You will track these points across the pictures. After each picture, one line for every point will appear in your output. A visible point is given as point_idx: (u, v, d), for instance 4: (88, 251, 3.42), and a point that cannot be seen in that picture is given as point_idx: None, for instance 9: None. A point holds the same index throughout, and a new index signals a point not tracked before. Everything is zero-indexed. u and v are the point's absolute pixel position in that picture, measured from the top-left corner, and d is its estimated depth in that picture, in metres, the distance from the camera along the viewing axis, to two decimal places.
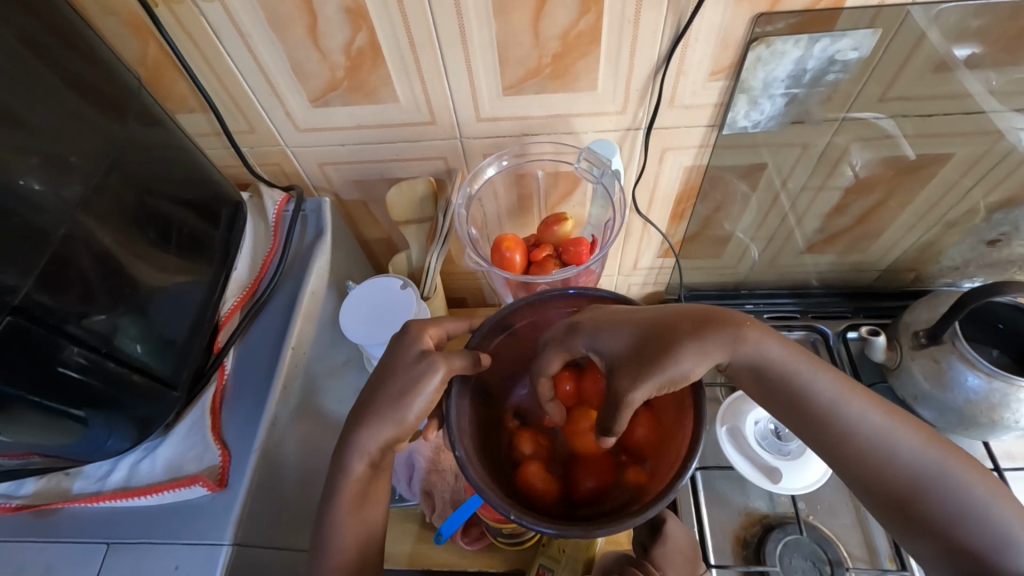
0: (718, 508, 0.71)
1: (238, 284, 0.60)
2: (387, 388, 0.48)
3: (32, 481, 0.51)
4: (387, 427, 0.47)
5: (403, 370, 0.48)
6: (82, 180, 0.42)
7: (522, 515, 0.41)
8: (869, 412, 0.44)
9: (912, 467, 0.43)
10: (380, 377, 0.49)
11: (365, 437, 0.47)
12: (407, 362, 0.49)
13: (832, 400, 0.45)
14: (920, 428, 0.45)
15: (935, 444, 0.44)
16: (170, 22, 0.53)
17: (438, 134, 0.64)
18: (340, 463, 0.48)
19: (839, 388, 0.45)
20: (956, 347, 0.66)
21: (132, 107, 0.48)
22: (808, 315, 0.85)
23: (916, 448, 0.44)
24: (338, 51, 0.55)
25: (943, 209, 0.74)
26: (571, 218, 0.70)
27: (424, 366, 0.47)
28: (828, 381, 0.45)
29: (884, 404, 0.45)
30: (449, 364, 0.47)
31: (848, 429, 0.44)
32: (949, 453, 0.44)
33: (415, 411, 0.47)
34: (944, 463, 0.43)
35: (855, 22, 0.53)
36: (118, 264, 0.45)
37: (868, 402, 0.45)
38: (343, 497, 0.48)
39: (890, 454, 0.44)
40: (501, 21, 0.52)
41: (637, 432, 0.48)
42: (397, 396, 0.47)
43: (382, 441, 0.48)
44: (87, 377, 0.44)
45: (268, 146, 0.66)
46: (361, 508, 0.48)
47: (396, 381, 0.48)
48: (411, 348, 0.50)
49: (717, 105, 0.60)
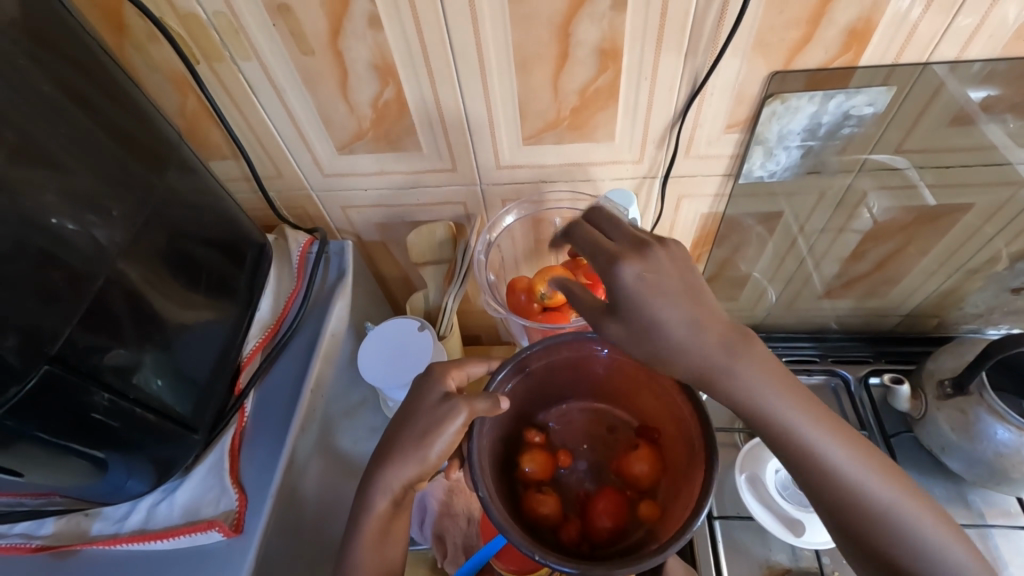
0: (738, 561, 0.69)
1: (260, 324, 0.61)
2: (411, 426, 0.48)
3: (52, 521, 0.51)
4: (410, 466, 0.47)
5: (426, 412, 0.48)
6: (121, 227, 0.44)
7: (547, 556, 0.41)
8: (813, 431, 0.42)
9: (843, 486, 0.41)
10: (403, 418, 0.49)
11: (390, 474, 0.47)
12: (429, 405, 0.49)
13: (789, 420, 0.42)
14: (862, 450, 0.42)
15: (868, 464, 0.42)
16: (209, 77, 0.56)
17: (459, 181, 0.66)
18: (363, 498, 0.48)
19: (788, 400, 0.42)
20: (983, 399, 0.64)
21: (171, 157, 0.51)
22: (828, 359, 0.83)
23: (848, 468, 0.41)
24: (365, 103, 0.58)
25: (964, 256, 0.73)
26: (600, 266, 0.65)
27: (445, 409, 0.47)
28: (782, 395, 0.42)
29: (827, 423, 0.42)
30: (472, 407, 0.47)
31: (797, 442, 0.42)
32: (886, 477, 0.42)
33: (437, 451, 0.47)
34: (880, 484, 0.41)
35: (869, 79, 0.54)
36: (145, 302, 0.46)
37: (813, 417, 0.42)
38: (365, 533, 0.47)
39: (821, 474, 0.42)
40: (523, 77, 0.54)
41: (644, 467, 0.50)
42: (419, 437, 0.47)
43: (407, 479, 0.47)
44: (110, 417, 0.44)
45: (294, 190, 0.69)
46: (376, 552, 0.48)
47: (418, 421, 0.48)
48: (433, 390, 0.50)
49: (732, 155, 0.61)
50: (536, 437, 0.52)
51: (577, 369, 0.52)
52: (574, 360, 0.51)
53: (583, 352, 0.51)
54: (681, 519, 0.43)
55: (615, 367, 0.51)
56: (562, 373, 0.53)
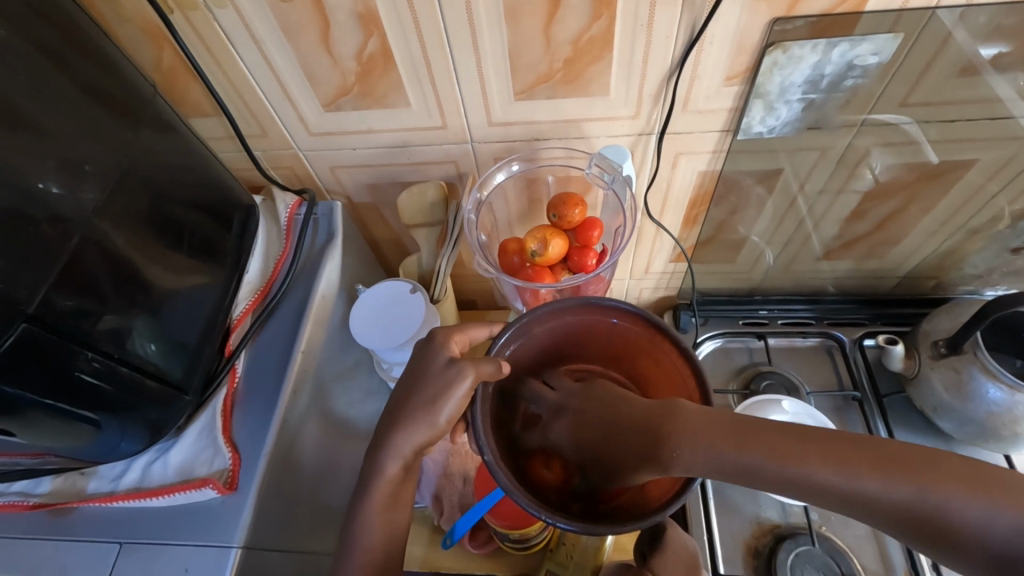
0: (729, 517, 0.70)
1: (249, 288, 0.60)
2: (419, 393, 0.48)
3: (49, 480, 0.52)
4: (420, 431, 0.47)
5: (433, 377, 0.48)
6: (97, 186, 0.43)
7: (553, 516, 0.41)
8: (757, 457, 0.37)
9: (837, 498, 0.35)
10: (409, 385, 0.49)
11: (401, 439, 0.47)
12: (436, 370, 0.49)
13: (707, 462, 0.39)
14: (824, 450, 0.36)
15: (844, 463, 0.35)
16: (185, 28, 0.54)
17: (450, 139, 0.64)
18: (373, 463, 0.48)
19: (704, 443, 0.40)
20: (977, 358, 0.64)
21: (146, 113, 0.49)
22: (823, 322, 0.83)
23: (830, 479, 0.35)
24: (350, 56, 0.55)
25: (965, 216, 0.72)
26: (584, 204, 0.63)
27: (451, 374, 0.47)
28: (690, 448, 0.40)
29: (778, 441, 0.37)
30: (478, 371, 0.46)
31: (741, 468, 0.38)
32: (884, 471, 0.34)
33: (446, 415, 0.47)
34: (879, 483, 0.34)
35: (875, 26, 0.52)
36: (131, 266, 0.45)
37: (743, 446, 0.38)
38: (375, 498, 0.47)
39: (804, 493, 0.36)
40: (513, 26, 0.52)
41: None
42: (426, 402, 0.47)
43: (416, 445, 0.47)
44: (100, 380, 0.44)
45: (281, 149, 0.67)
46: (387, 512, 0.48)
47: (425, 388, 0.48)
48: (438, 356, 0.50)
49: (731, 109, 0.59)
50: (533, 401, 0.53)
51: (583, 333, 0.52)
52: (574, 324, 0.52)
53: (589, 319, 0.51)
54: (681, 478, 0.43)
55: (626, 336, 0.51)
56: (568, 336, 0.53)
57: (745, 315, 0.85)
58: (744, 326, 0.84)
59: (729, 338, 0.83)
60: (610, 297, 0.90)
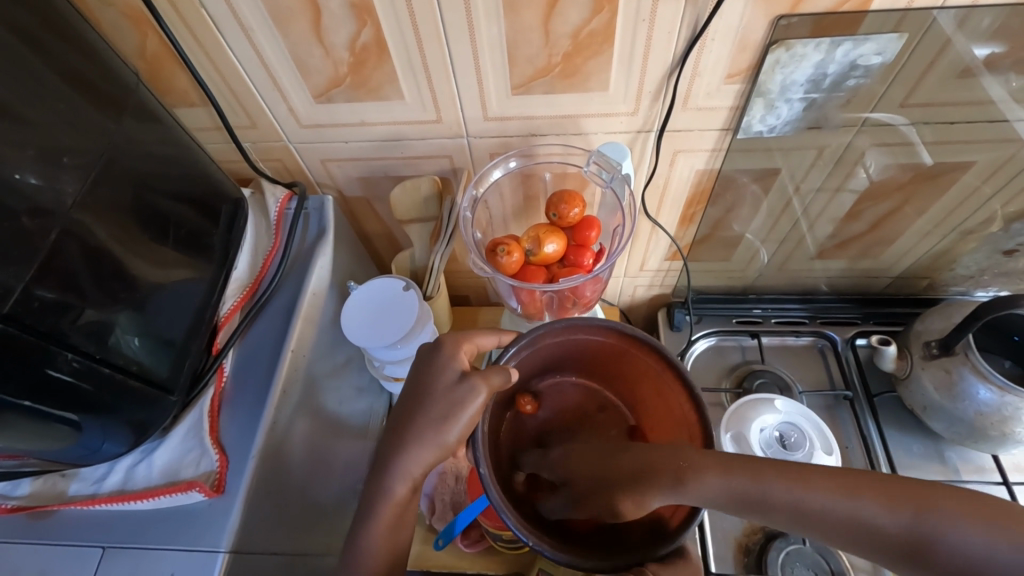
0: (721, 515, 0.70)
1: (237, 284, 0.59)
2: (425, 411, 0.46)
3: (27, 482, 0.50)
4: (426, 450, 0.45)
5: (440, 396, 0.46)
6: (79, 179, 0.41)
7: (540, 543, 0.40)
8: (761, 478, 0.35)
9: (839, 526, 0.32)
10: (414, 400, 0.47)
11: (407, 459, 0.45)
12: (444, 386, 0.46)
13: (714, 492, 0.37)
14: (831, 476, 0.34)
15: (847, 485, 0.33)
16: (169, 14, 0.51)
17: (444, 133, 0.62)
18: (374, 479, 0.46)
19: (714, 478, 0.37)
20: (968, 359, 0.64)
21: (130, 101, 0.47)
22: (816, 321, 0.83)
23: (830, 503, 0.33)
24: (342, 46, 0.54)
25: (958, 218, 0.72)
26: (585, 203, 0.64)
27: (461, 394, 0.45)
28: (705, 476, 0.37)
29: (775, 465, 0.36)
30: (489, 383, 0.45)
31: (753, 495, 0.35)
32: (890, 495, 0.32)
33: (456, 434, 0.45)
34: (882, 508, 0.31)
35: (879, 24, 0.51)
36: (114, 259, 0.44)
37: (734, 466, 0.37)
38: (366, 513, 0.45)
39: (811, 524, 0.33)
40: (511, 18, 0.50)
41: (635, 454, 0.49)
42: (433, 420, 0.45)
43: (424, 465, 0.45)
44: (79, 379, 0.42)
45: (271, 141, 0.65)
46: (392, 532, 0.46)
47: (434, 404, 0.46)
48: (447, 368, 0.48)
49: (731, 107, 0.58)
50: (528, 407, 0.51)
51: (588, 351, 0.51)
52: (584, 342, 0.50)
53: (600, 337, 0.49)
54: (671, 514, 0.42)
55: (630, 358, 0.50)
56: (569, 351, 0.51)
57: (739, 313, 0.85)
58: (737, 324, 0.84)
59: (723, 336, 0.83)
60: (605, 294, 0.89)
